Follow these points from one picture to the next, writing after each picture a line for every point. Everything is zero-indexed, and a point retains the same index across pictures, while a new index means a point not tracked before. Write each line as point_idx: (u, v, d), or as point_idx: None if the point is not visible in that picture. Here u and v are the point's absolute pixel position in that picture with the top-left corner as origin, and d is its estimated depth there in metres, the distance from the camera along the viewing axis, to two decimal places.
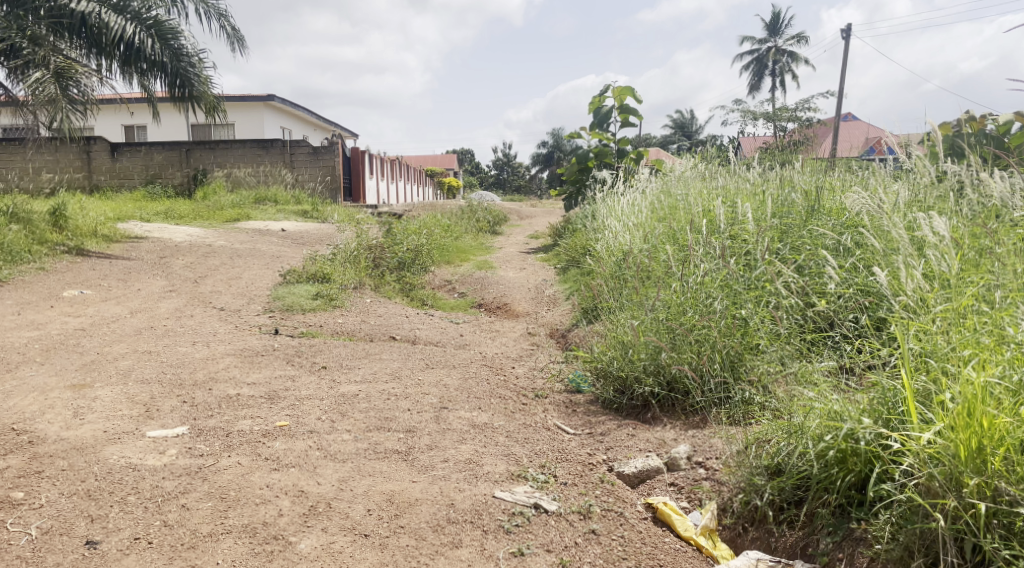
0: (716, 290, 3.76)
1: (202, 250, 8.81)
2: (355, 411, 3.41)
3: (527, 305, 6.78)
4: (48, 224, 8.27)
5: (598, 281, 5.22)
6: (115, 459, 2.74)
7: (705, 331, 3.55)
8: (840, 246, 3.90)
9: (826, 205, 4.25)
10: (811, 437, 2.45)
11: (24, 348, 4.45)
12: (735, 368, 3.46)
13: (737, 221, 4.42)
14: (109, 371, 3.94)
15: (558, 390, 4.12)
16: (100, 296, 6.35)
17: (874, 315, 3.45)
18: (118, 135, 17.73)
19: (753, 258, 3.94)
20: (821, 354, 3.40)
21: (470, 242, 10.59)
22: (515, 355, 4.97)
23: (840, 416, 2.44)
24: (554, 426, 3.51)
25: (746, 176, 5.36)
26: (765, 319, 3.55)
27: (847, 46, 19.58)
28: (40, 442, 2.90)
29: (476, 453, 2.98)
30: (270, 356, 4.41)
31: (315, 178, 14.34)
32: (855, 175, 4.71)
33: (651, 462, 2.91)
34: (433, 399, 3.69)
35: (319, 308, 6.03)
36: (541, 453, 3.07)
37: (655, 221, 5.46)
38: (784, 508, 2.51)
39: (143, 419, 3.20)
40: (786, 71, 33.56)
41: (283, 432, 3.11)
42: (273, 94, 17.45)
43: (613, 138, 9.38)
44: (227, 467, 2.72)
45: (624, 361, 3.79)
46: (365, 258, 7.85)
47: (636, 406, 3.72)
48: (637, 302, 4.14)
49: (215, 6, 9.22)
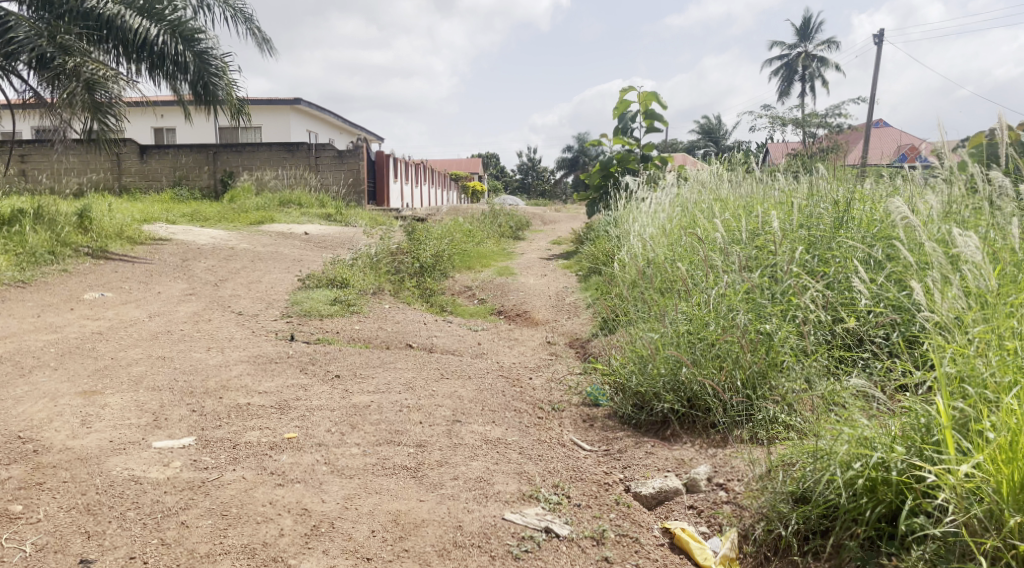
0: (739, 305, 3.64)
1: (224, 253, 8.81)
2: (366, 424, 3.33)
3: (547, 313, 6.68)
4: (73, 226, 8.30)
5: (619, 291, 5.10)
6: (118, 471, 2.68)
7: (729, 346, 3.42)
8: (871, 259, 3.78)
9: (856, 215, 4.12)
10: (838, 464, 2.32)
11: (39, 352, 4.43)
12: (758, 386, 3.34)
13: (762, 231, 4.29)
14: (121, 378, 3.89)
15: (575, 403, 4.02)
16: (120, 299, 6.35)
17: (906, 332, 3.33)
18: (148, 138, 17.90)
19: (779, 271, 3.82)
20: (851, 372, 3.28)
21: (492, 248, 10.51)
22: (533, 366, 4.88)
23: (870, 442, 2.32)
24: (569, 442, 3.42)
25: (773, 186, 5.23)
26: (791, 335, 3.43)
27: (878, 51, 19.30)
28: (44, 452, 2.85)
29: (488, 471, 2.88)
30: (283, 363, 4.35)
31: (339, 181, 14.38)
32: (885, 184, 4.58)
33: (669, 483, 2.81)
34: (447, 411, 3.60)
35: (337, 314, 5.96)
36: (554, 472, 2.97)
37: (680, 230, 5.34)
38: (808, 538, 2.38)
39: (150, 429, 3.14)
40: (816, 77, 33.16)
41: (291, 445, 3.04)
42: (299, 97, 17.52)
43: (637, 144, 9.24)
44: (231, 482, 2.65)
45: (643, 375, 3.67)
46: (386, 264, 7.78)
47: (655, 423, 3.60)
48: (657, 314, 4.01)
49: (240, 9, 9.23)
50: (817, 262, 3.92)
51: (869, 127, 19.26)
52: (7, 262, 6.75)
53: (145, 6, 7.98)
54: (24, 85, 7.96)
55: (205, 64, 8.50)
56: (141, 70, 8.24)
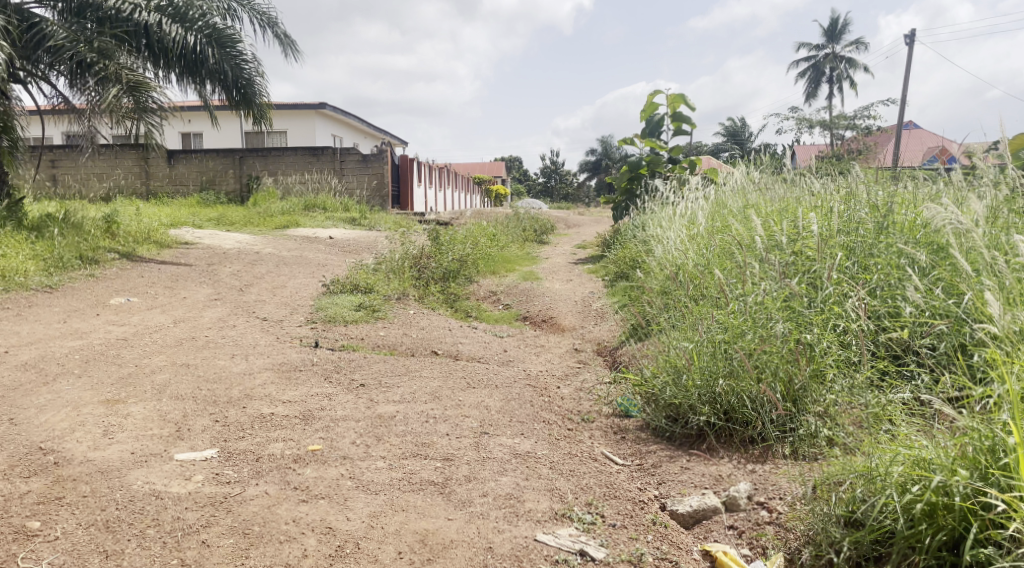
0: (777, 313, 3.52)
1: (249, 258, 8.79)
2: (391, 436, 3.24)
3: (573, 319, 6.56)
4: (101, 230, 8.31)
5: (649, 297, 5.00)
6: (138, 485, 2.61)
7: (769, 357, 3.30)
8: (918, 266, 3.68)
9: (897, 219, 4.01)
10: (894, 487, 2.23)
11: (63, 359, 4.39)
12: (798, 400, 3.24)
13: (799, 235, 4.18)
14: (144, 387, 3.83)
15: (606, 413, 3.91)
16: (146, 304, 6.33)
17: (956, 342, 3.25)
18: (176, 144, 18.05)
19: (820, 279, 3.72)
20: (897, 385, 3.21)
21: (516, 252, 10.41)
22: (560, 374, 4.77)
23: (929, 464, 2.22)
24: (601, 456, 3.31)
25: (806, 188, 5.10)
26: (834, 346, 3.33)
27: (909, 51, 18.99)
28: (65, 464, 2.79)
29: (518, 487, 2.78)
30: (307, 371, 4.27)
31: (363, 185, 14.36)
32: (922, 186, 4.45)
33: (707, 502, 2.73)
34: (474, 423, 3.50)
35: (361, 320, 5.88)
36: (587, 489, 2.86)
37: (710, 234, 5.21)
38: (861, 564, 2.29)
39: (172, 440, 3.07)
40: (844, 78, 32.69)
41: (315, 458, 2.96)
42: (325, 102, 17.56)
43: (665, 146, 9.11)
44: (253, 498, 2.57)
45: (677, 387, 3.53)
46: (409, 267, 7.64)
47: (690, 436, 3.47)
48: (689, 321, 3.89)
49: (267, 14, 9.23)
50: (858, 268, 3.84)
51: (899, 128, 18.87)
52: (35, 267, 6.76)
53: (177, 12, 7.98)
54: (55, 90, 8.02)
55: (236, 70, 8.49)
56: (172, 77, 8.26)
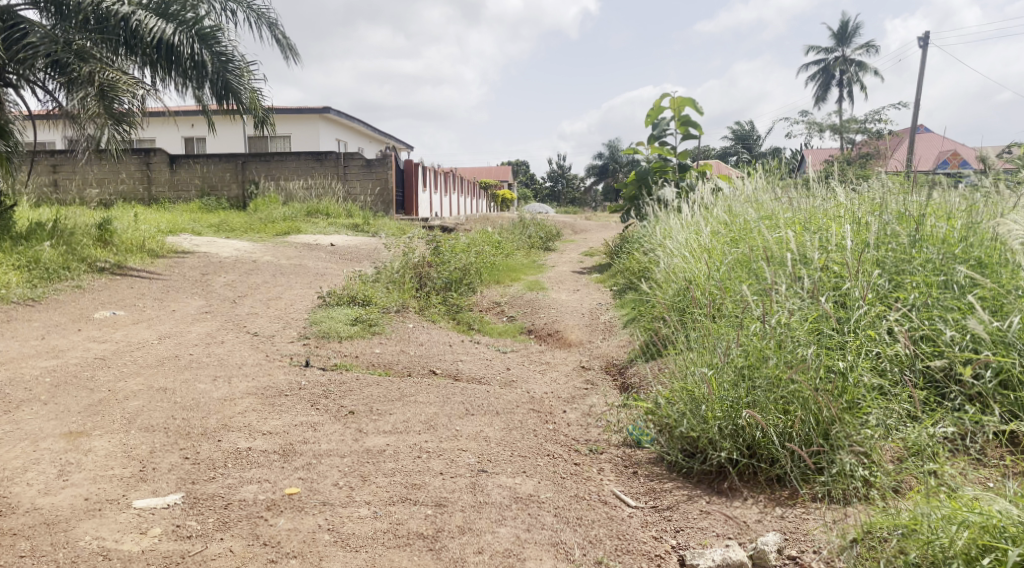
0: (806, 336, 3.16)
1: (244, 267, 8.48)
2: (379, 475, 2.92)
3: (581, 333, 6.22)
4: (93, 239, 7.99)
5: (660, 313, 4.67)
6: (87, 542, 2.36)
7: (799, 389, 2.96)
8: (957, 285, 3.39)
9: (929, 230, 3.71)
10: (959, 558, 2.02)
11: (32, 383, 4.09)
12: (830, 435, 2.90)
13: (823, 250, 3.84)
14: (113, 416, 3.51)
15: (615, 444, 3.57)
16: (132, 318, 6.03)
17: (1003, 369, 2.97)
18: (178, 148, 17.77)
19: (852, 297, 3.40)
20: (940, 419, 2.92)
21: (522, 260, 10.06)
22: (567, 397, 4.43)
23: (997, 530, 2.03)
24: (612, 497, 2.98)
25: (824, 197, 4.77)
26: (868, 373, 3.02)
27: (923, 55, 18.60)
28: (7, 514, 2.51)
29: (517, 542, 2.50)
30: (293, 397, 3.95)
31: (366, 191, 14.02)
32: (954, 193, 4.14)
33: (732, 555, 2.43)
34: (471, 458, 3.17)
35: (357, 335, 5.55)
36: (597, 542, 2.57)
37: (725, 246, 4.86)
38: None
39: (134, 483, 2.76)
40: (854, 82, 32.23)
41: (291, 503, 2.65)
42: (328, 106, 17.28)
43: (674, 152, 8.76)
44: (216, 558, 2.32)
45: (695, 418, 3.17)
46: (410, 278, 7.28)
47: (709, 473, 3.13)
48: (706, 342, 3.51)
49: (264, 14, 8.89)
50: (890, 285, 3.52)
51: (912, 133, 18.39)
52: (19, 278, 6.46)
53: (161, 7, 7.63)
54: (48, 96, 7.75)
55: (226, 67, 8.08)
56: (163, 77, 7.93)
